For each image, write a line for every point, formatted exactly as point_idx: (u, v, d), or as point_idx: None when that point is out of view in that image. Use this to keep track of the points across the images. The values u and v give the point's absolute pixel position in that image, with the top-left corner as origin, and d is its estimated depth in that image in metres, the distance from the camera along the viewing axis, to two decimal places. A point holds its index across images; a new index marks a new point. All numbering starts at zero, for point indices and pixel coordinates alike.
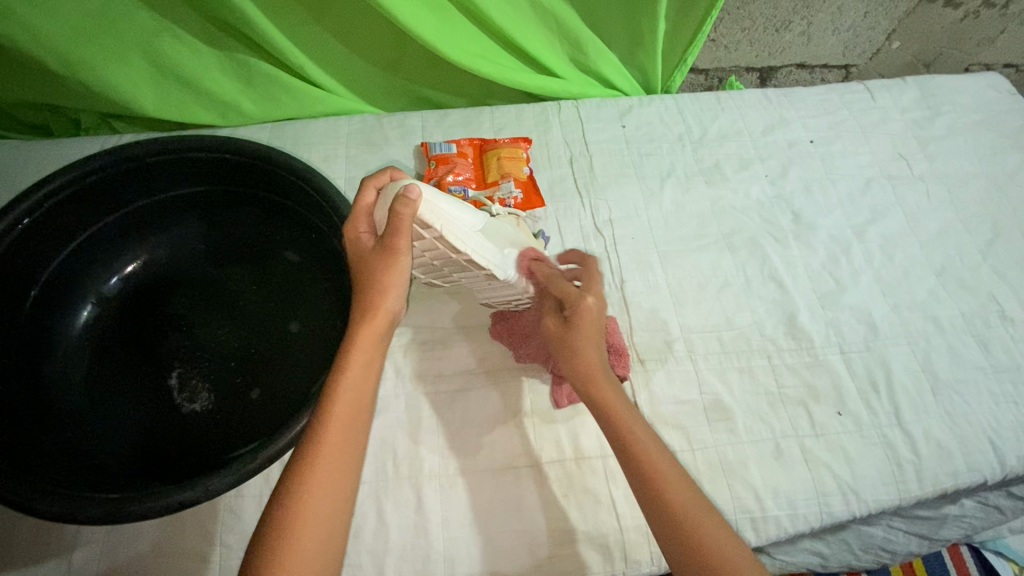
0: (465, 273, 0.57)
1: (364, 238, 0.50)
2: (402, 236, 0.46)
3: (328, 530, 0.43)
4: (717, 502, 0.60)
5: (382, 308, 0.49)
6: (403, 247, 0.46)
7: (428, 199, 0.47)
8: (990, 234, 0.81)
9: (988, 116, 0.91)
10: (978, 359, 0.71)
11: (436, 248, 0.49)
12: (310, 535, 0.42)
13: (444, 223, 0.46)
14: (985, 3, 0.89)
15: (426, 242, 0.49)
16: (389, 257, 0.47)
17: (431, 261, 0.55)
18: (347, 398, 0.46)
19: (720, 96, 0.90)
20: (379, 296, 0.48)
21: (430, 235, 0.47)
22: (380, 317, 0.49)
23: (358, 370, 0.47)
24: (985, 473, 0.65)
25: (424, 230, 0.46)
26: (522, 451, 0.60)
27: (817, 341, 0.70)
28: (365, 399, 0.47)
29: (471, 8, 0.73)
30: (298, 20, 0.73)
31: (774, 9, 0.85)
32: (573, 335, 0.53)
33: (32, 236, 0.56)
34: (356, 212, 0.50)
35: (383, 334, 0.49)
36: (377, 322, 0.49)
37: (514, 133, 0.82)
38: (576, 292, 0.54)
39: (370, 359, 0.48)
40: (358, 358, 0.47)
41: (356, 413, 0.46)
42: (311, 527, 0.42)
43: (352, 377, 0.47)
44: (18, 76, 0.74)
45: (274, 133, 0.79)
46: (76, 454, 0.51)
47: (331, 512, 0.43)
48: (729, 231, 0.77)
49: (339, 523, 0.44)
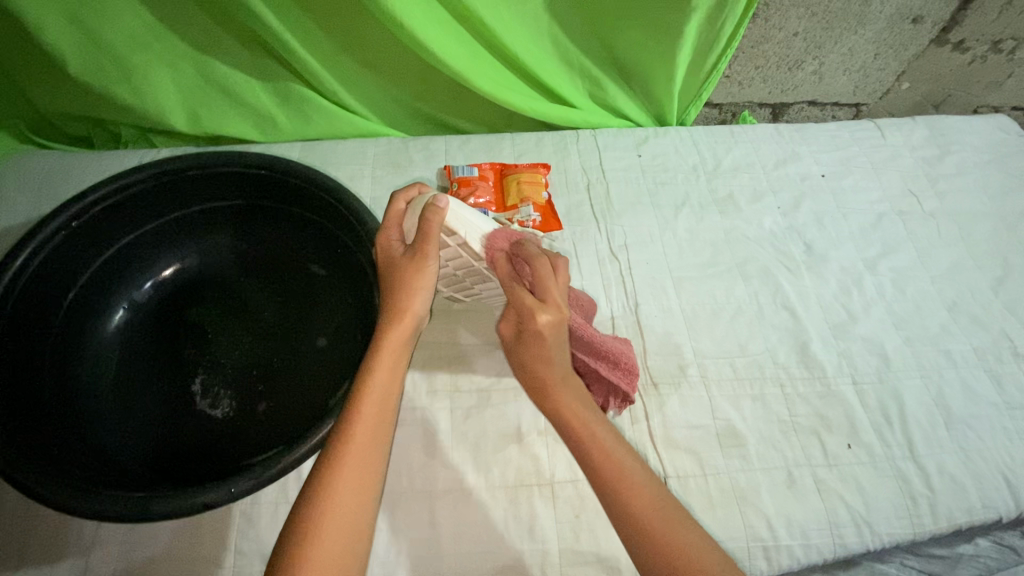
0: (486, 284, 0.61)
1: (395, 245, 0.52)
2: (430, 242, 0.49)
3: (351, 534, 0.43)
4: (729, 528, 0.60)
5: (408, 312, 0.50)
6: (431, 250, 0.49)
7: (456, 209, 0.51)
8: (1001, 271, 0.82)
9: (997, 156, 0.93)
10: (991, 395, 0.71)
11: (460, 255, 0.54)
12: (335, 534, 0.42)
13: (468, 232, 0.51)
14: (992, 48, 0.93)
15: (452, 248, 0.53)
16: (420, 262, 0.49)
17: (455, 273, 0.58)
18: (373, 397, 0.47)
19: (733, 130, 0.93)
20: (406, 299, 0.50)
21: (455, 241, 0.52)
22: (407, 320, 0.50)
23: (384, 372, 0.48)
24: (1000, 510, 0.64)
25: (450, 236, 0.51)
26: (536, 470, 0.60)
27: (830, 370, 0.71)
28: (390, 402, 0.48)
29: (496, 42, 0.77)
30: (333, 47, 0.77)
31: (787, 49, 0.88)
32: (524, 349, 0.52)
33: (73, 241, 0.58)
34: (389, 217, 0.53)
35: (408, 338, 0.50)
36: (403, 325, 0.50)
37: (534, 159, 0.85)
38: (529, 308, 0.50)
39: (395, 362, 0.49)
40: (384, 362, 0.48)
41: (382, 416, 0.47)
42: (335, 526, 0.42)
43: (380, 379, 0.48)
44: (65, 92, 0.78)
45: (305, 151, 0.82)
46: (103, 453, 0.52)
47: (355, 513, 0.44)
48: (742, 259, 0.79)
49: (364, 523, 0.44)
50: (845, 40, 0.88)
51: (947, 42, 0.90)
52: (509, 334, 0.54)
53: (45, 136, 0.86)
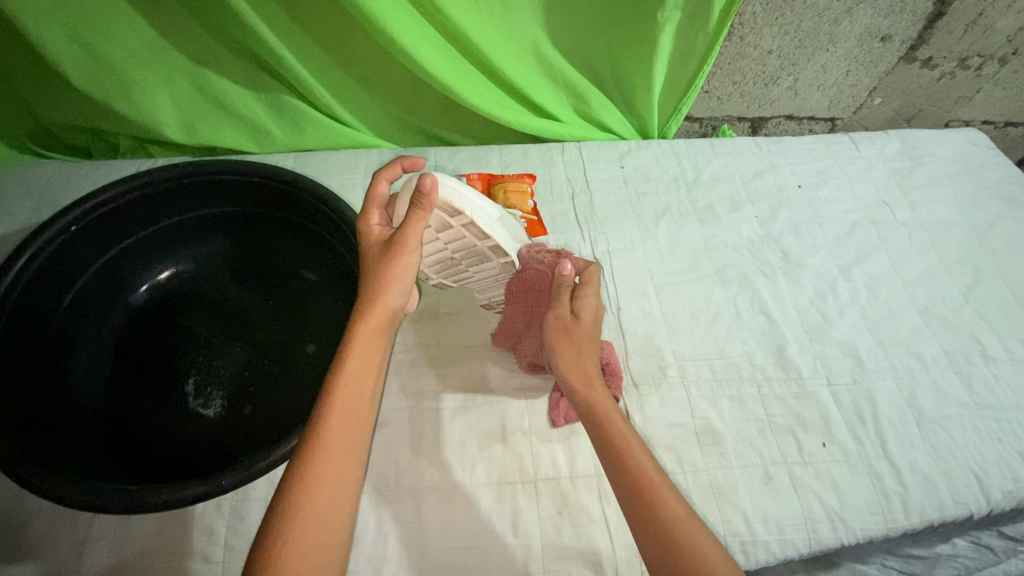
0: (480, 266, 0.64)
1: (377, 229, 0.55)
2: (410, 229, 0.51)
3: (330, 523, 0.44)
4: (707, 523, 0.62)
5: (382, 304, 0.52)
6: (414, 231, 0.51)
7: (452, 190, 0.54)
8: (971, 277, 0.85)
9: (966, 168, 0.97)
10: (961, 396, 0.74)
11: (464, 236, 0.58)
12: (314, 522, 0.43)
13: (472, 211, 0.55)
14: (959, 65, 0.97)
15: (455, 229, 0.57)
16: (397, 249, 0.52)
17: (450, 254, 0.62)
18: (349, 387, 0.49)
19: (713, 143, 0.96)
20: (379, 292, 0.52)
21: (459, 222, 0.56)
22: (379, 310, 0.52)
23: (356, 365, 0.50)
24: (971, 506, 0.66)
25: (455, 216, 0.55)
26: (520, 467, 0.62)
27: (805, 372, 0.73)
28: (365, 391, 0.49)
29: (482, 58, 0.80)
30: (326, 63, 0.80)
31: (763, 66, 0.92)
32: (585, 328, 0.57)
33: (73, 244, 0.60)
34: (371, 202, 0.56)
35: (378, 332, 0.52)
36: (374, 319, 0.52)
37: (520, 169, 0.88)
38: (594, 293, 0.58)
39: (369, 353, 0.51)
40: (359, 353, 0.50)
41: (356, 407, 0.48)
42: (315, 515, 0.43)
43: (352, 372, 0.49)
44: (66, 104, 0.80)
45: (298, 162, 0.85)
46: (98, 449, 0.54)
47: (335, 502, 0.45)
48: (721, 266, 0.82)
49: (345, 513, 0.45)
50: (818, 57, 0.92)
51: (915, 60, 0.95)
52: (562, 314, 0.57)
53: (45, 147, 0.88)
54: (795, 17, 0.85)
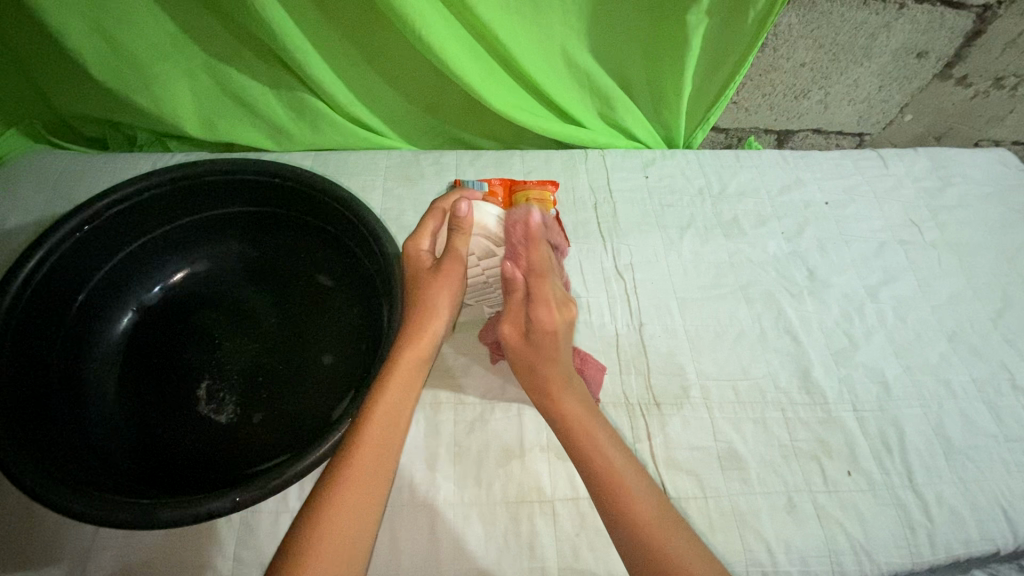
0: None
1: (425, 253, 0.55)
2: (456, 254, 0.53)
3: (345, 559, 0.42)
4: (727, 550, 0.60)
5: (428, 330, 0.52)
6: (458, 254, 0.53)
7: (496, 219, 0.55)
8: (1001, 303, 0.83)
9: (997, 189, 0.95)
10: (989, 427, 0.72)
11: (506, 266, 0.58)
12: (328, 556, 0.41)
13: None
14: (994, 84, 0.95)
15: (498, 260, 0.57)
16: (445, 274, 0.53)
17: (486, 281, 0.61)
18: (384, 414, 0.47)
19: (739, 154, 0.94)
20: (428, 321, 0.52)
21: (503, 252, 0.56)
22: (426, 338, 0.51)
23: (397, 391, 0.48)
24: (998, 542, 0.65)
25: (500, 247, 0.55)
26: (538, 486, 0.61)
27: (831, 397, 0.71)
28: (400, 422, 0.48)
29: (510, 62, 0.78)
30: (349, 60, 0.78)
31: (794, 78, 0.90)
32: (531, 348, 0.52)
33: (87, 243, 0.58)
34: (430, 213, 0.56)
35: (424, 359, 0.51)
36: (420, 346, 0.51)
37: (543, 176, 0.86)
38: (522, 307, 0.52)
39: (410, 380, 0.50)
40: (398, 379, 0.49)
41: (389, 436, 0.47)
42: (331, 549, 0.42)
43: (391, 398, 0.48)
44: (85, 95, 0.79)
45: (317, 161, 0.83)
46: (107, 457, 0.52)
47: (352, 537, 0.43)
48: (745, 283, 0.80)
49: (363, 547, 0.43)
50: (850, 71, 0.90)
51: (950, 77, 0.92)
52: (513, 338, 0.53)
53: (61, 137, 0.87)
54: (831, 30, 0.82)
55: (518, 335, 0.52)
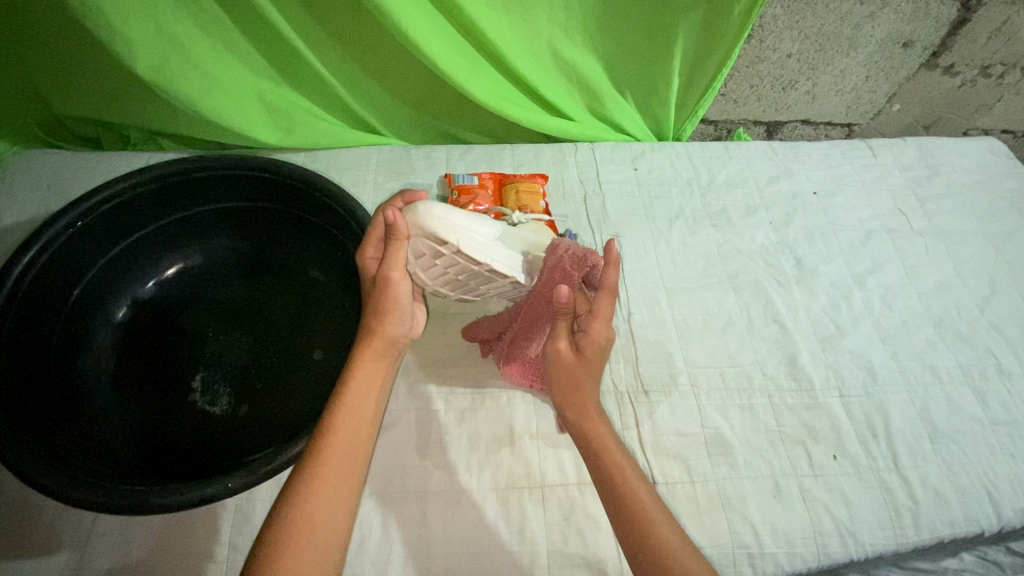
0: (488, 284, 0.60)
1: (372, 262, 0.56)
2: (396, 264, 0.52)
3: (323, 548, 0.44)
4: (715, 535, 0.61)
5: (383, 332, 0.54)
6: (396, 262, 0.52)
7: (440, 217, 0.52)
8: (987, 290, 0.83)
9: (985, 178, 0.95)
10: (975, 411, 0.73)
11: (458, 263, 0.54)
12: (305, 549, 0.43)
13: (459, 239, 0.52)
14: (981, 73, 0.95)
15: (449, 259, 0.54)
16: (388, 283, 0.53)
17: (455, 278, 0.58)
18: (349, 412, 0.49)
19: (728, 146, 0.95)
20: (382, 322, 0.54)
21: (448, 250, 0.52)
22: (382, 339, 0.54)
23: (359, 387, 0.51)
24: (982, 524, 0.66)
25: (442, 246, 0.52)
26: (527, 473, 0.62)
27: (817, 383, 0.72)
28: (366, 417, 0.50)
29: (498, 57, 0.79)
30: (338, 57, 0.79)
31: (781, 69, 0.91)
32: (585, 367, 0.54)
33: (80, 239, 0.59)
34: (369, 225, 0.55)
35: (382, 356, 0.53)
36: (377, 345, 0.53)
37: (533, 169, 0.87)
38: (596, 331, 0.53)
39: (371, 377, 0.52)
40: (361, 375, 0.51)
41: (357, 431, 0.49)
42: (308, 540, 0.43)
43: (354, 395, 0.50)
44: (77, 93, 0.79)
45: (309, 158, 0.84)
46: (104, 447, 0.53)
47: (328, 530, 0.44)
48: (733, 272, 0.81)
49: (337, 539, 0.45)
50: (838, 62, 0.90)
51: (937, 66, 0.93)
52: (565, 354, 0.54)
53: (55, 137, 0.88)
54: (816, 21, 0.83)
55: (571, 350, 0.54)
